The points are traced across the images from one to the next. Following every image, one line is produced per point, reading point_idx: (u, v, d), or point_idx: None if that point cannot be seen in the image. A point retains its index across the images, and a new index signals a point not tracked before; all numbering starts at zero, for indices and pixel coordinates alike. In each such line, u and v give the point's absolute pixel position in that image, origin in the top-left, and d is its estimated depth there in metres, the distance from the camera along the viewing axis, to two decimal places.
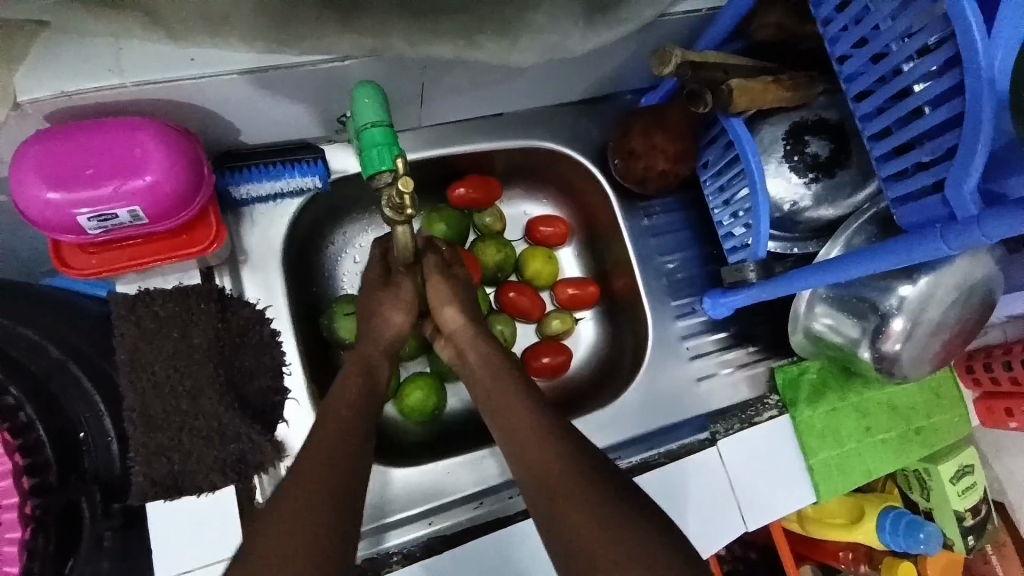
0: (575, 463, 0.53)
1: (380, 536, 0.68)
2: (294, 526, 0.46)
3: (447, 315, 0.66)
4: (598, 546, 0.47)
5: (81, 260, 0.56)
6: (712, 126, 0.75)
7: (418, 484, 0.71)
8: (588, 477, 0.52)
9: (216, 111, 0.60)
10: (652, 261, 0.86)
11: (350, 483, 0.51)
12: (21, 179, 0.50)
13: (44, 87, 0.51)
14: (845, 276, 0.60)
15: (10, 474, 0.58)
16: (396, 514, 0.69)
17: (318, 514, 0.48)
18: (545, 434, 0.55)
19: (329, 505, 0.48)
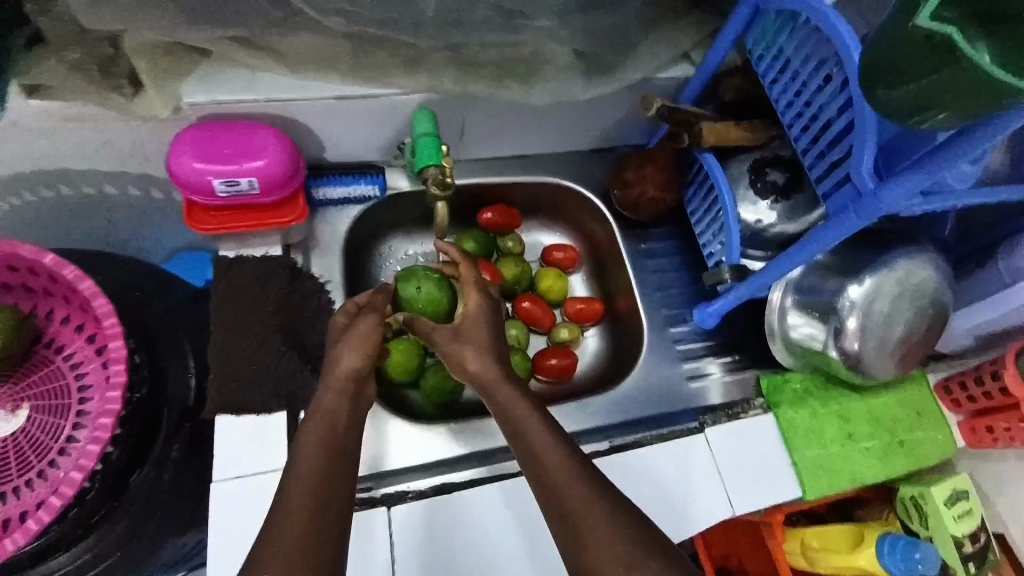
0: (560, 468, 0.60)
1: (388, 479, 0.78)
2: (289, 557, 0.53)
3: (472, 363, 0.69)
4: (589, 535, 0.56)
5: (203, 219, 0.74)
6: (691, 167, 0.94)
7: (413, 440, 0.81)
8: (574, 480, 0.59)
9: (314, 128, 0.82)
10: (648, 278, 1.00)
11: (334, 511, 0.57)
12: (177, 153, 0.70)
13: (203, 96, 0.73)
14: (805, 256, 0.74)
15: (122, 360, 0.67)
16: (390, 463, 0.79)
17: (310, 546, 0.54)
18: (534, 440, 0.63)
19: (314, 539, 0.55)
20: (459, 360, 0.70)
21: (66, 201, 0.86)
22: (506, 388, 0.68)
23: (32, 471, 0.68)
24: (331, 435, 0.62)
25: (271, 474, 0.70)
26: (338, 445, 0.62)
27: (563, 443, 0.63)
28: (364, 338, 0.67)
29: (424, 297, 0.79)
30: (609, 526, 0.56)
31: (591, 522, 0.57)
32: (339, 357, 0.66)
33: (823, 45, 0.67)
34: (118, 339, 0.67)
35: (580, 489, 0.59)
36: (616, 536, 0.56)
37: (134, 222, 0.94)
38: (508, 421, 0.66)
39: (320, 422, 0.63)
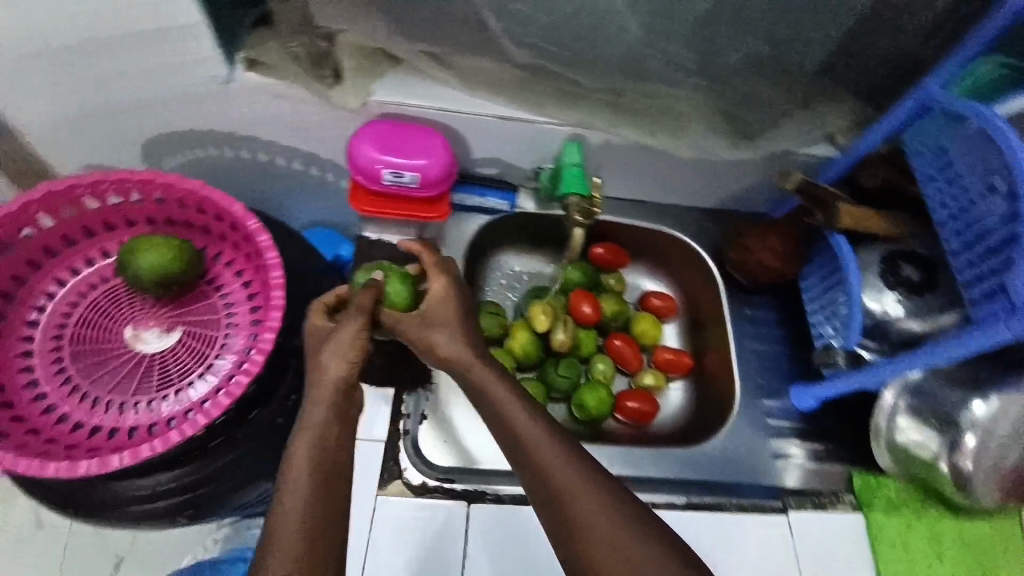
0: (553, 463, 0.61)
1: (465, 476, 0.76)
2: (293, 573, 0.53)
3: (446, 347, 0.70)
4: (589, 536, 0.57)
5: (363, 202, 0.83)
6: (816, 245, 0.94)
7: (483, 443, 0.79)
8: (563, 474, 0.60)
9: (467, 141, 0.88)
10: (746, 344, 0.99)
11: (334, 503, 0.58)
12: (358, 142, 0.79)
13: (390, 95, 0.82)
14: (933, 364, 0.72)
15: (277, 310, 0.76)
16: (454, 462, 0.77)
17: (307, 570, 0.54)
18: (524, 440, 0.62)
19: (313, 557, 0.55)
20: (436, 346, 0.70)
21: (243, 162, 0.99)
22: (488, 374, 0.68)
23: (172, 387, 0.76)
24: (331, 417, 0.62)
25: (374, 443, 0.76)
26: (331, 450, 0.60)
27: (550, 432, 0.63)
28: (351, 344, 0.65)
29: (393, 296, 0.75)
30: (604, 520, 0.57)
31: (586, 517, 0.58)
32: (325, 365, 0.64)
33: (992, 152, 0.66)
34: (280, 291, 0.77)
35: (573, 490, 0.59)
36: (610, 529, 0.57)
37: (291, 191, 1.06)
38: (490, 414, 0.66)
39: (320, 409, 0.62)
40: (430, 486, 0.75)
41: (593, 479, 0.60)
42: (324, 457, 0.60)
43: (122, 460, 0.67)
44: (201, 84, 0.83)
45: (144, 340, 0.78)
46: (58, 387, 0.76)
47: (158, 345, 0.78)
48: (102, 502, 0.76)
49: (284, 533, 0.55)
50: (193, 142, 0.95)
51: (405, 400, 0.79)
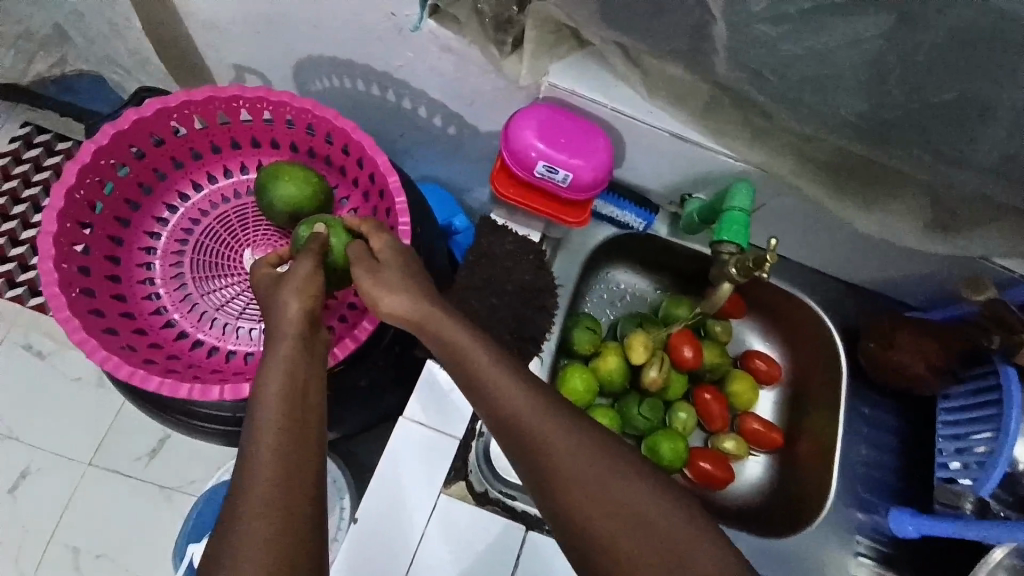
0: (534, 419, 0.58)
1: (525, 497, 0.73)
2: (273, 524, 0.51)
3: (393, 304, 0.64)
4: (604, 501, 0.55)
5: (504, 186, 0.77)
6: (974, 367, 0.82)
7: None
8: (542, 426, 0.58)
9: (627, 148, 0.83)
10: (851, 444, 0.90)
11: (304, 460, 0.55)
12: (520, 124, 0.73)
13: (565, 81, 0.75)
14: None
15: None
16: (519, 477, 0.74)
17: (278, 520, 0.51)
18: (489, 394, 0.60)
19: (286, 501, 0.52)
20: (379, 303, 0.65)
21: (386, 103, 0.96)
22: (451, 329, 0.63)
23: None
24: (301, 366, 0.60)
25: (447, 437, 0.73)
26: (298, 392, 0.58)
27: (523, 381, 0.61)
28: (302, 284, 0.64)
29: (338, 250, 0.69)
30: (580, 469, 0.56)
31: (563, 471, 0.56)
32: (284, 305, 0.63)
33: None
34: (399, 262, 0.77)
35: (571, 450, 0.57)
36: (586, 480, 0.56)
37: (422, 143, 1.02)
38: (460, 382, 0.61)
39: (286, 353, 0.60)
40: (490, 497, 0.72)
41: (565, 428, 0.58)
42: (294, 407, 0.57)
43: (222, 393, 0.65)
44: (377, 20, 0.79)
45: None
46: (172, 292, 0.82)
47: None
48: (187, 416, 0.80)
49: (258, 480, 0.52)
50: (346, 72, 0.92)
51: None
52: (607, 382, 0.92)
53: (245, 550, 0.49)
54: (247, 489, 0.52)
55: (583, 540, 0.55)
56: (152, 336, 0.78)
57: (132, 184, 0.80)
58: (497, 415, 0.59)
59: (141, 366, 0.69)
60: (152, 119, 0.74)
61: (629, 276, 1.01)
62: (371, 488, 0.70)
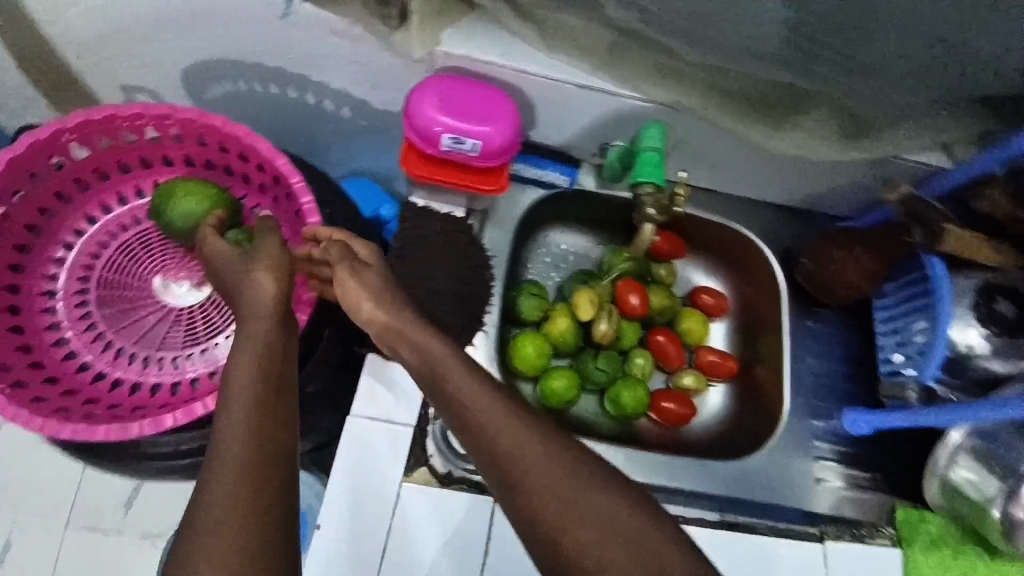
0: (502, 441, 0.59)
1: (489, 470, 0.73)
2: (250, 476, 0.52)
3: (365, 312, 0.68)
4: (578, 507, 0.56)
5: (415, 165, 0.75)
6: (903, 263, 0.85)
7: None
8: (514, 447, 0.59)
9: (537, 106, 0.81)
10: (801, 358, 0.92)
11: (274, 443, 0.54)
12: (419, 98, 0.70)
13: (458, 47, 0.73)
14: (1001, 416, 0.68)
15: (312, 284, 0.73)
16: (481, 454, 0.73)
17: (255, 473, 0.52)
18: (467, 410, 0.61)
19: (264, 457, 0.53)
20: (352, 305, 0.69)
21: (289, 101, 0.92)
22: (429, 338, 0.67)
23: (197, 345, 0.77)
24: (271, 350, 0.60)
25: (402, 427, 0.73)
26: (269, 372, 0.58)
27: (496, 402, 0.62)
28: (276, 259, 0.64)
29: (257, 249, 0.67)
30: (550, 487, 0.57)
31: (533, 487, 0.57)
32: (255, 281, 0.62)
33: None
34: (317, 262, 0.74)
35: (548, 452, 0.58)
36: (554, 499, 0.56)
37: (336, 135, 0.98)
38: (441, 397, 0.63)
39: (259, 336, 0.60)
40: (455, 475, 0.72)
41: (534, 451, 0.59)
42: (267, 387, 0.57)
43: (142, 429, 0.63)
44: (254, 13, 0.75)
45: (172, 293, 0.79)
46: (81, 334, 0.77)
47: (187, 300, 0.78)
48: (114, 457, 0.77)
49: (232, 439, 0.53)
50: (238, 74, 0.88)
51: None
52: (560, 344, 0.93)
53: (216, 506, 0.50)
54: (218, 453, 0.53)
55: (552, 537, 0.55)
56: (67, 382, 0.74)
57: (16, 227, 0.75)
58: (478, 419, 0.61)
59: (54, 414, 0.67)
60: (27, 152, 0.69)
61: (566, 236, 1.01)
62: (334, 478, 0.69)
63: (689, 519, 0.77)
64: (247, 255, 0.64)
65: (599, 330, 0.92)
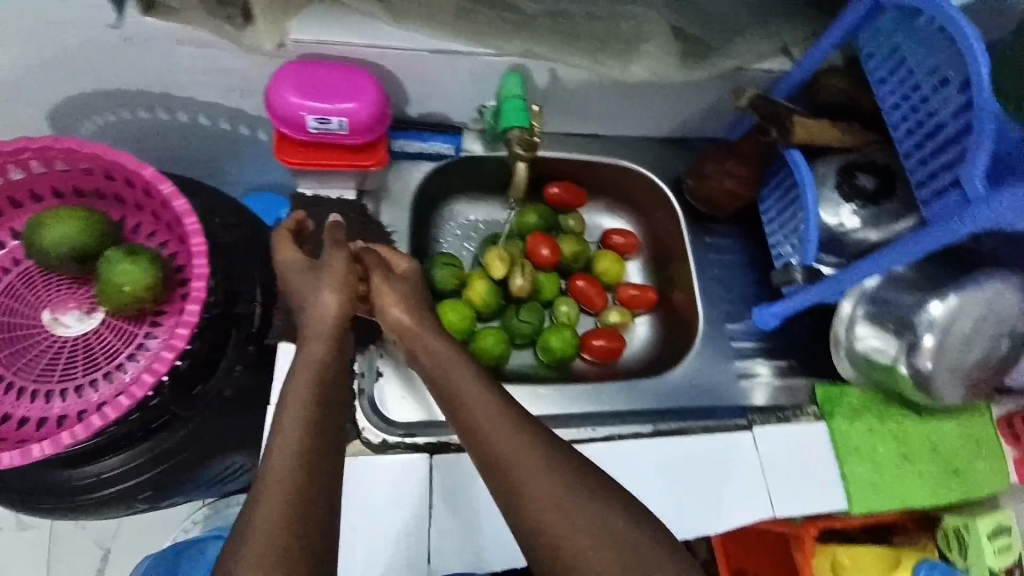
0: (503, 452, 0.61)
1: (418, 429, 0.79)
2: (300, 458, 0.57)
3: (392, 315, 0.72)
4: (581, 514, 0.59)
5: (290, 153, 0.77)
6: (774, 162, 0.91)
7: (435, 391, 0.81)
8: (516, 462, 0.61)
9: (404, 79, 0.83)
10: (709, 272, 0.98)
11: (319, 459, 0.58)
12: (277, 86, 0.72)
13: (307, 34, 0.75)
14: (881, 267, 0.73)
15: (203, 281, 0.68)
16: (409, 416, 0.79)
17: (308, 455, 0.58)
18: (471, 421, 0.64)
19: (316, 445, 0.59)
20: (381, 306, 0.72)
21: (165, 124, 0.91)
22: (451, 351, 0.70)
23: (99, 371, 0.71)
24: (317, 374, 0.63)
25: None
26: (319, 394, 0.62)
27: (497, 420, 0.63)
28: (340, 277, 0.69)
29: (135, 273, 0.68)
30: (551, 498, 0.59)
31: (531, 498, 0.60)
32: (321, 297, 0.68)
33: (946, 48, 0.64)
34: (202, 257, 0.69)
35: (562, 460, 0.62)
36: (553, 512, 0.59)
37: (218, 149, 0.97)
38: (456, 405, 0.66)
39: (313, 358, 0.64)
40: (390, 443, 0.77)
41: (537, 464, 0.61)
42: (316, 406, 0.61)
43: (41, 449, 0.61)
44: (101, 38, 0.75)
45: (63, 325, 0.73)
46: None
47: (80, 329, 0.73)
48: (38, 494, 0.74)
49: (283, 451, 0.57)
50: (106, 105, 0.87)
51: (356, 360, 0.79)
52: (481, 306, 0.95)
53: (256, 513, 0.54)
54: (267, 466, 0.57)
55: (547, 542, 0.58)
56: None
57: None
58: (478, 421, 0.64)
59: None
60: None
61: (472, 206, 1.04)
62: None
63: (624, 435, 0.82)
64: (318, 269, 0.71)
65: (515, 284, 0.96)
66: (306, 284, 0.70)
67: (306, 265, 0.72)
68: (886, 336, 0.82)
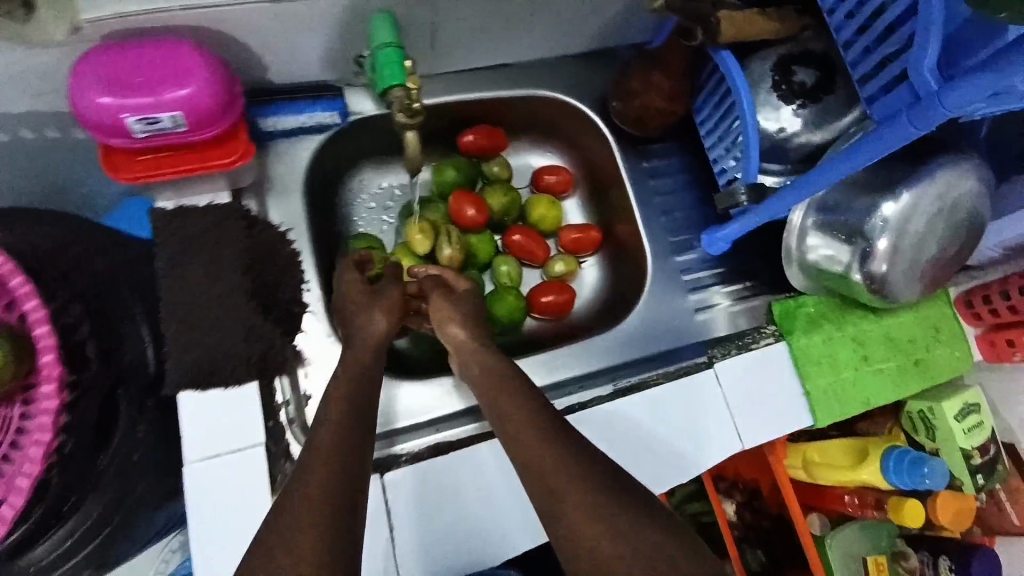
0: (544, 453, 0.59)
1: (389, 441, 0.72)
2: (339, 465, 0.54)
3: (451, 332, 0.72)
4: (613, 514, 0.54)
5: (125, 165, 0.62)
6: (704, 65, 0.81)
7: (421, 395, 0.75)
8: (558, 464, 0.58)
9: (250, 43, 0.67)
10: (651, 201, 0.90)
11: (360, 458, 0.56)
12: (80, 83, 0.56)
13: (104, 8, 0.57)
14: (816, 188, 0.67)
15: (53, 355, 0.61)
16: (399, 423, 0.73)
17: (347, 466, 0.54)
18: (513, 425, 0.62)
19: (353, 457, 0.55)
20: (440, 325, 0.72)
21: None
22: (485, 358, 0.69)
23: None
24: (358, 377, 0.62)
25: (254, 450, 0.63)
26: (364, 393, 0.61)
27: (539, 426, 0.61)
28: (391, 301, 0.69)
29: None
30: (592, 496, 0.55)
31: (566, 498, 0.56)
32: (371, 321, 0.67)
33: None
34: (45, 323, 0.61)
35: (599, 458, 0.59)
36: (594, 513, 0.55)
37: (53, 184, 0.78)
38: (497, 408, 0.64)
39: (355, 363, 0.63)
40: None
41: (583, 463, 0.58)
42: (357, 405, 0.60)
43: None
44: None
45: None
46: None
47: None
48: None
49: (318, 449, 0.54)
50: None
51: (275, 386, 0.68)
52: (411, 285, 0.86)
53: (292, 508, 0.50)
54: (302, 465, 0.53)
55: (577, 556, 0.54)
56: None
57: None
58: (513, 423, 0.62)
59: None
60: None
61: (386, 172, 0.90)
62: (194, 538, 0.61)
63: (585, 403, 0.76)
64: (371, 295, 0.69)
65: (445, 253, 0.86)
66: (353, 311, 0.68)
67: (352, 284, 0.70)
68: (878, 261, 0.73)
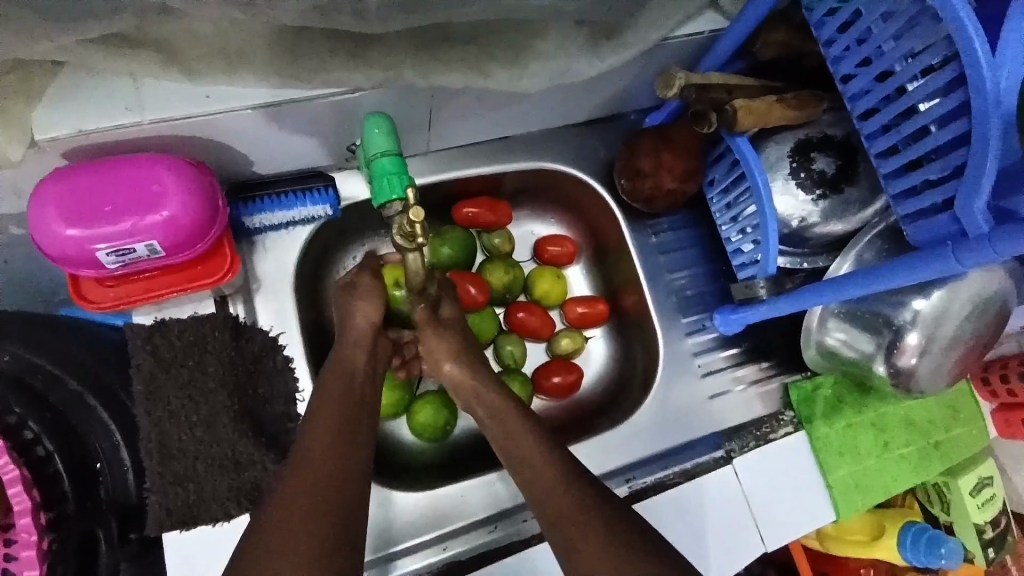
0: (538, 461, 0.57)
1: (387, 565, 0.69)
2: (335, 468, 0.55)
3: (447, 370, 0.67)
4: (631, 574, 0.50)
5: (99, 293, 0.58)
6: (717, 144, 0.76)
7: (429, 513, 0.71)
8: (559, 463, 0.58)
9: (227, 143, 0.61)
10: (662, 278, 0.85)
11: (347, 496, 0.54)
12: (40, 218, 0.51)
13: (63, 125, 0.51)
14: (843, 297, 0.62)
15: (29, 511, 0.58)
16: (398, 544, 0.69)
17: (340, 473, 0.55)
18: (525, 447, 0.59)
19: (345, 473, 0.55)
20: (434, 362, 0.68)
21: None
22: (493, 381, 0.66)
23: None
24: (339, 407, 0.59)
25: None
26: (347, 425, 0.58)
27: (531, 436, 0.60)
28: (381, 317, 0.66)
29: None
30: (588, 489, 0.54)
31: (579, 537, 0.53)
32: (360, 334, 0.65)
33: (925, 22, 0.50)
34: (20, 485, 0.57)
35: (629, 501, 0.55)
36: (586, 512, 0.54)
37: (18, 294, 0.71)
38: (518, 434, 0.61)
39: (329, 402, 0.59)
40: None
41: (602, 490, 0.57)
42: (335, 448, 0.56)
43: None
44: None
45: None
46: None
47: None
48: None
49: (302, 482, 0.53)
50: None
51: None
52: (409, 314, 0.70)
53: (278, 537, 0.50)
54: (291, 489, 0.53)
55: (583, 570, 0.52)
56: None
57: None
58: (525, 453, 0.59)
59: None
60: None
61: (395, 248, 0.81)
62: None
63: (631, 482, 0.77)
64: (349, 314, 0.66)
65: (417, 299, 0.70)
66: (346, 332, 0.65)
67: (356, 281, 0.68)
68: (905, 351, 0.69)
